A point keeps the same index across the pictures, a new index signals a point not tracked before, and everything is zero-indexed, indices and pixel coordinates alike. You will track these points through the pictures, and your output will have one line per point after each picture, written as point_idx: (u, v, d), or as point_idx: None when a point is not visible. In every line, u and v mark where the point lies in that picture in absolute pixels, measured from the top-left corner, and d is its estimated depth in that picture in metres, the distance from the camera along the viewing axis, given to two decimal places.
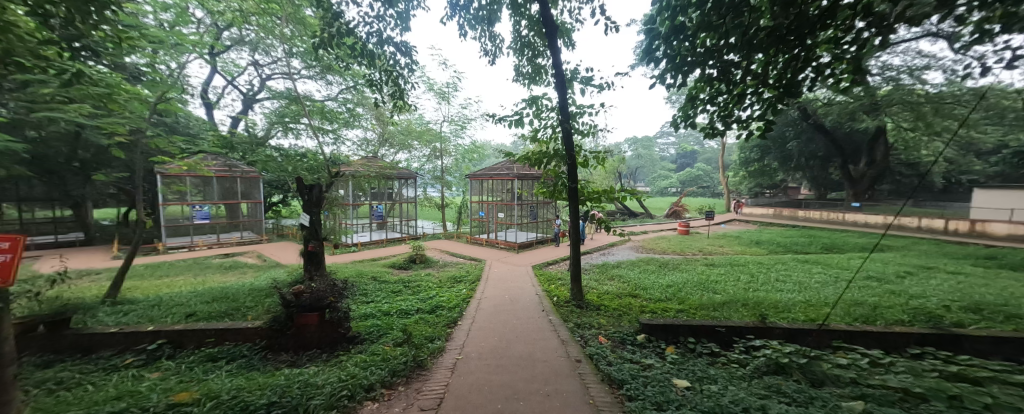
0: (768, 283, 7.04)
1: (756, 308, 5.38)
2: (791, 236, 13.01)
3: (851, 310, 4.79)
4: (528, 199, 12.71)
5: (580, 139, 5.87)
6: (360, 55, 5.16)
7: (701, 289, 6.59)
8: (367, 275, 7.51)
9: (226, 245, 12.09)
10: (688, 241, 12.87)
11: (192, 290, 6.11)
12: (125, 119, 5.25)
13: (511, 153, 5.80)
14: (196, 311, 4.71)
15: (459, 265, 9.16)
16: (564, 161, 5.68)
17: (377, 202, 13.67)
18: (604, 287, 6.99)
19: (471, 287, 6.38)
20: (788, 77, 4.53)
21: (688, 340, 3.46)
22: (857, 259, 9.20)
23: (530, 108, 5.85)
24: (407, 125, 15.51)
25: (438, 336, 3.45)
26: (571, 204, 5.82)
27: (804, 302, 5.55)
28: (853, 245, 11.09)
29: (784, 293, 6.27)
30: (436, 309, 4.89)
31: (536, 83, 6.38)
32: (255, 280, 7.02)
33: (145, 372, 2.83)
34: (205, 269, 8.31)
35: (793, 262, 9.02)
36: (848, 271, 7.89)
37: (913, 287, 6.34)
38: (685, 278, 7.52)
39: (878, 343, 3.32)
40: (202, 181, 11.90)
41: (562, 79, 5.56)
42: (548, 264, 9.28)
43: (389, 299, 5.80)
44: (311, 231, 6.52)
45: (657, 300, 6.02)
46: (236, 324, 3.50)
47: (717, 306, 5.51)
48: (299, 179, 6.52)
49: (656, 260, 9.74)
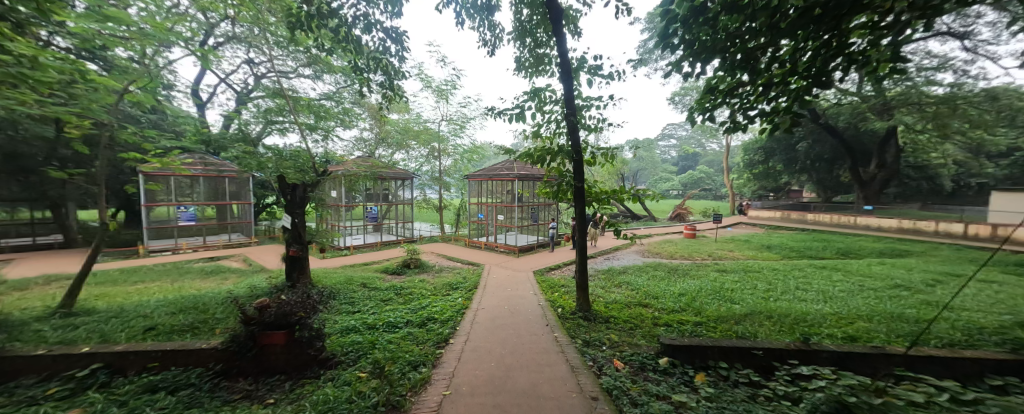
0: (789, 292, 6.52)
1: (782, 320, 4.88)
2: (802, 241, 12.49)
3: (893, 326, 4.27)
4: (529, 200, 12.21)
5: (587, 135, 5.36)
6: (345, 41, 4.67)
7: (718, 299, 6.08)
8: (356, 281, 7.00)
9: (213, 248, 11.54)
10: (695, 245, 12.34)
11: (162, 299, 5.59)
12: (80, 107, 4.72)
13: (511, 151, 5.27)
14: (157, 325, 4.21)
15: (455, 270, 8.65)
16: (569, 157, 5.18)
17: (372, 204, 13.12)
18: (611, 295, 6.50)
19: (467, 296, 5.85)
20: (819, 66, 4.06)
21: (719, 365, 2.94)
22: (879, 266, 8.66)
23: (531, 101, 5.37)
24: (405, 125, 15.16)
25: (422, 362, 2.92)
26: (576, 205, 5.31)
27: (835, 315, 5.03)
28: (870, 251, 10.58)
29: (809, 303, 5.75)
30: (426, 323, 4.40)
31: (539, 75, 5.88)
32: (235, 287, 6.50)
33: (62, 408, 2.32)
34: (185, 274, 7.80)
35: (811, 268, 8.49)
36: (871, 279, 7.37)
37: (949, 298, 5.82)
38: (698, 286, 7.00)
39: (948, 371, 2.80)
40: (188, 181, 11.42)
41: (568, 68, 5.08)
42: (550, 269, 8.77)
43: (378, 309, 5.28)
44: (294, 234, 6.07)
45: (670, 310, 5.52)
46: (188, 345, 2.98)
47: (738, 318, 5.03)
48: (282, 178, 6.14)
49: (664, 265, 9.23)
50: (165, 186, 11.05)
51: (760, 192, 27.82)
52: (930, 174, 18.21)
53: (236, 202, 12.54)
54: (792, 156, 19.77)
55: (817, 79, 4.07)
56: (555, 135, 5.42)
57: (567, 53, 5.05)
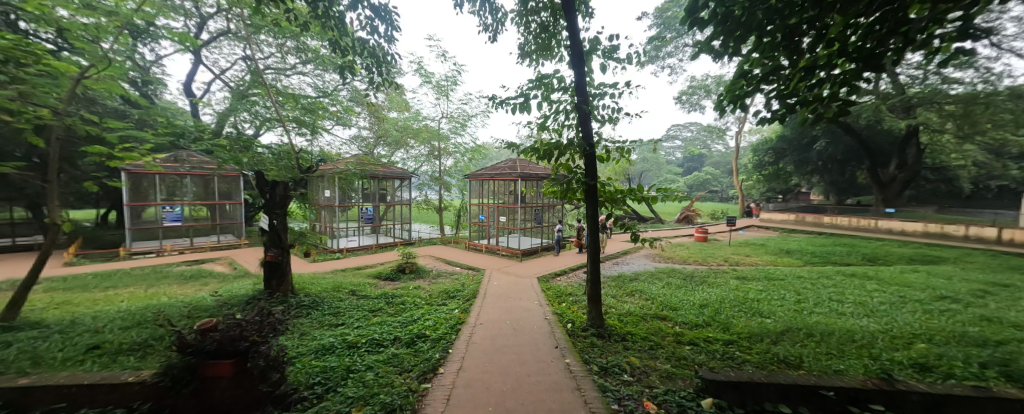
0: (823, 304, 5.86)
1: (824, 339, 4.25)
2: (823, 245, 11.77)
3: (964, 350, 3.65)
4: (531, 201, 11.57)
5: (599, 128, 4.75)
6: (325, 18, 4.09)
7: (745, 312, 5.43)
8: (345, 288, 6.42)
9: (199, 250, 10.96)
10: (708, 249, 11.64)
11: (127, 308, 5.04)
12: (25, 93, 4.17)
13: (514, 145, 4.63)
14: (103, 343, 3.63)
15: (454, 276, 8.02)
16: (580, 153, 4.55)
17: (368, 203, 12.47)
18: (624, 305, 5.90)
19: (463, 307, 5.26)
20: (874, 46, 3.45)
21: (780, 410, 2.32)
22: (913, 274, 7.97)
23: (537, 88, 4.74)
24: (404, 123, 14.68)
25: (403, 404, 2.32)
26: (588, 206, 4.67)
27: (886, 334, 4.41)
28: (898, 257, 9.86)
29: (850, 318, 5.11)
30: (416, 341, 3.81)
31: (546, 60, 5.27)
32: (211, 294, 5.92)
33: None
34: (163, 279, 7.23)
35: (839, 276, 7.81)
36: (910, 289, 6.68)
37: (1010, 313, 5.16)
38: (719, 296, 6.36)
39: None
40: (174, 180, 10.91)
41: (579, 51, 4.46)
42: (555, 276, 8.10)
43: (364, 322, 4.70)
44: (273, 237, 5.53)
45: (694, 325, 4.91)
46: (111, 378, 2.41)
47: (773, 335, 4.41)
48: (261, 173, 5.56)
49: (677, 271, 8.59)
50: (150, 185, 10.55)
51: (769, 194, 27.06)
52: (948, 176, 17.53)
53: (227, 202, 12.03)
54: (805, 156, 19.07)
55: (871, 61, 3.44)
56: (564, 127, 4.80)
57: (578, 33, 4.44)
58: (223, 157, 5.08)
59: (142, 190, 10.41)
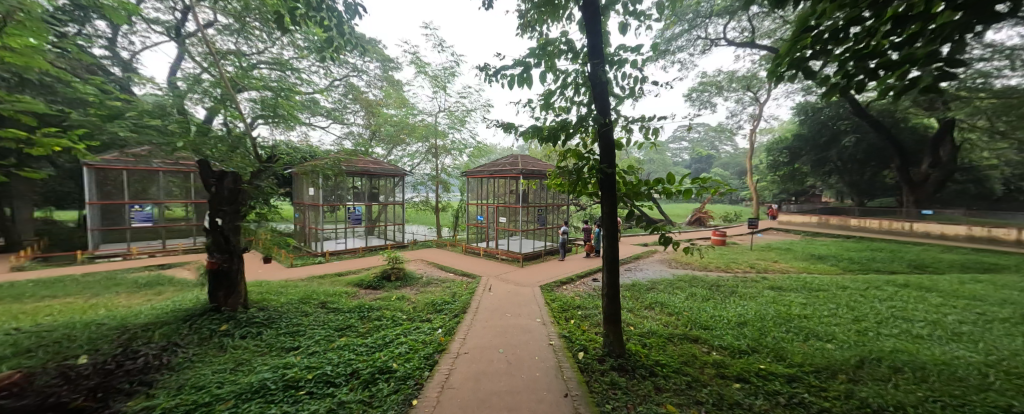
0: (890, 324, 4.77)
1: (919, 378, 3.20)
2: (858, 250, 10.64)
3: None
4: (534, 200, 10.60)
5: (616, 104, 3.72)
6: None
7: (797, 334, 4.39)
8: (315, 300, 5.48)
9: (170, 253, 10.08)
10: (730, 253, 10.57)
11: (33, 326, 4.10)
12: None
13: (511, 125, 3.62)
14: None
15: (445, 284, 7.05)
16: (595, 134, 3.55)
17: (357, 203, 11.55)
18: (646, 322, 4.87)
19: (448, 327, 4.27)
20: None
21: None
22: (976, 284, 6.88)
23: (538, 56, 3.71)
24: (398, 118, 13.83)
25: None
26: (605, 202, 3.68)
27: (1000, 371, 3.33)
28: (949, 264, 8.72)
29: (935, 345, 4.04)
30: (376, 382, 2.82)
31: (551, 23, 4.26)
32: (152, 307, 5.00)
33: None
34: (112, 287, 6.35)
35: (889, 287, 6.72)
36: (984, 304, 5.60)
37: None
38: (759, 312, 5.28)
39: None
40: (144, 177, 10.06)
41: (593, 6, 3.48)
42: (561, 284, 7.11)
43: (322, 346, 3.75)
44: (218, 240, 4.57)
45: (736, 352, 3.90)
46: None
47: (848, 370, 3.38)
48: (206, 162, 4.59)
49: (700, 279, 7.56)
50: (119, 183, 9.72)
51: (784, 196, 25.81)
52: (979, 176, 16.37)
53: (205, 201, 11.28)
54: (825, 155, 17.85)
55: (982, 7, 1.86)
56: (574, 104, 3.82)
57: None
58: (153, 141, 4.10)
59: (110, 188, 9.60)
